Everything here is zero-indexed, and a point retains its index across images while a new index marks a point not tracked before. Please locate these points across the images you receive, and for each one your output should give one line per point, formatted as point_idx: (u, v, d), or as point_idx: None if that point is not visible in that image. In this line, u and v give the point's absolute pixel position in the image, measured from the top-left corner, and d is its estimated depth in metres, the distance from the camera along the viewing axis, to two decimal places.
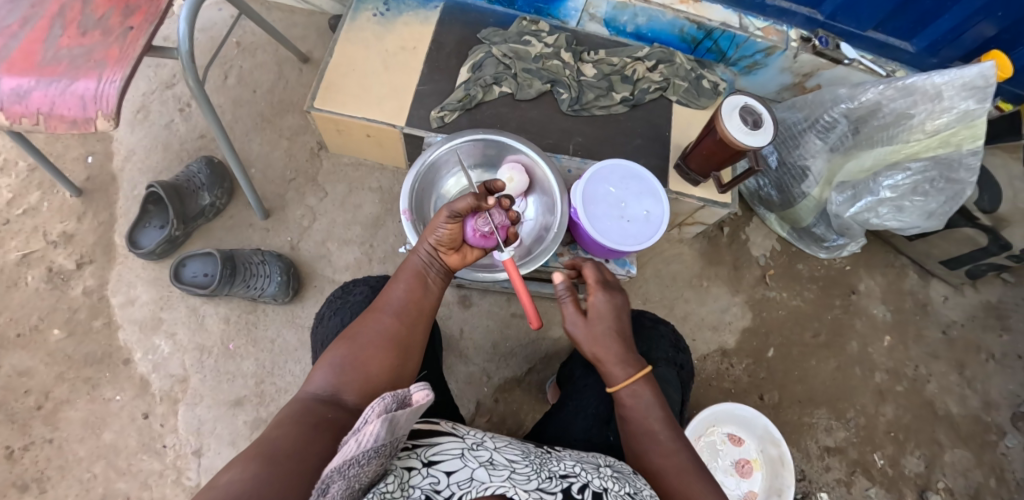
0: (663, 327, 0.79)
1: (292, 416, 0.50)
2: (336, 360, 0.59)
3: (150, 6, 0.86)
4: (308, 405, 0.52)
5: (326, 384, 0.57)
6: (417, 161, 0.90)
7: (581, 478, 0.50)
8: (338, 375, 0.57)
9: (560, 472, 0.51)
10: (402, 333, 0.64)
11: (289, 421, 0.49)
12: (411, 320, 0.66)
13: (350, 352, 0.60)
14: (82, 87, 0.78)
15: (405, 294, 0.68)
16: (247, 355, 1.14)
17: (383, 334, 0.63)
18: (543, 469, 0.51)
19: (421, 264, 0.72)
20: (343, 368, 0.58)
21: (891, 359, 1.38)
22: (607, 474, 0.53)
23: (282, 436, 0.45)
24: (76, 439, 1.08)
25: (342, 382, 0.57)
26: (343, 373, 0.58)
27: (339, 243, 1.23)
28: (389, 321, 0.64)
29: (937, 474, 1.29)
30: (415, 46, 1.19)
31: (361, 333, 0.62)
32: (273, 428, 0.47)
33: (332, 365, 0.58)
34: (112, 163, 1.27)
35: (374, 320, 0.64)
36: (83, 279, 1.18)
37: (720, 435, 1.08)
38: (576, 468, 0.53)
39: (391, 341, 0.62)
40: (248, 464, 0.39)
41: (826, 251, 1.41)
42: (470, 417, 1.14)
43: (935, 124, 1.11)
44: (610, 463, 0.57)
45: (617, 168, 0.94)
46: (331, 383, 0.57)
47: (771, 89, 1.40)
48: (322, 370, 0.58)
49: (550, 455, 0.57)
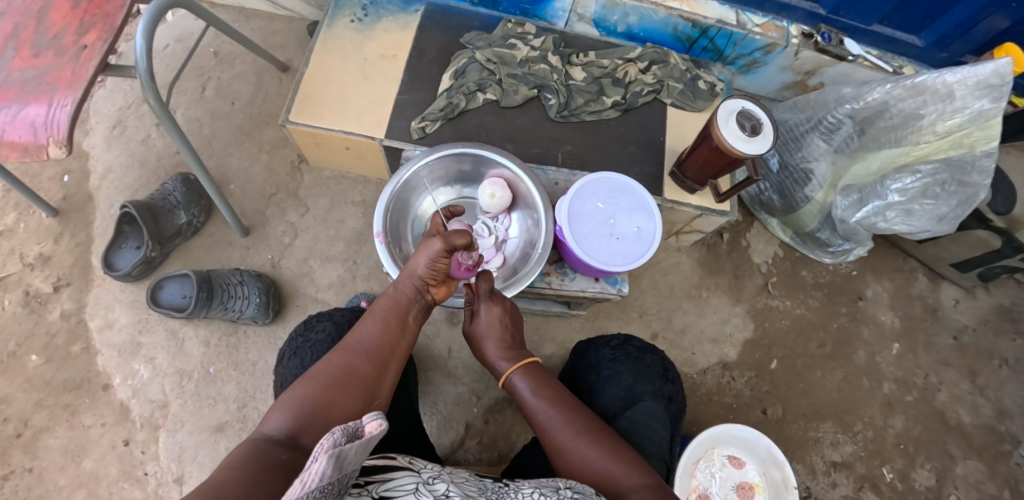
0: (650, 357, 0.74)
1: (244, 461, 0.41)
2: (296, 399, 0.51)
3: (106, 23, 0.82)
4: (262, 449, 0.43)
5: (283, 426, 0.48)
6: (392, 181, 0.85)
7: None
8: (297, 417, 0.49)
9: None
10: (371, 376, 0.58)
11: (239, 467, 0.39)
12: (382, 362, 0.60)
13: (314, 391, 0.52)
14: (32, 113, 0.75)
15: (376, 333, 0.63)
16: (228, 379, 1.11)
17: (351, 374, 0.56)
18: None
19: (397, 299, 0.67)
20: (305, 408, 0.50)
21: (899, 368, 1.32)
22: (566, 495, 0.51)
23: (230, 486, 0.36)
24: (56, 468, 1.05)
25: (302, 424, 0.49)
26: (304, 414, 0.50)
27: (322, 260, 1.19)
28: (358, 360, 0.58)
29: (950, 487, 1.23)
30: (395, 54, 1.14)
31: (325, 372, 0.55)
32: (220, 474, 0.38)
33: (292, 405, 0.50)
34: (89, 182, 1.24)
35: (341, 359, 0.58)
36: (60, 302, 1.15)
37: (720, 457, 1.03)
38: (533, 496, 0.52)
39: (358, 384, 0.56)
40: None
41: (831, 256, 1.35)
42: (459, 440, 1.10)
43: (946, 125, 1.04)
44: (569, 483, 0.54)
45: (605, 181, 0.88)
46: (288, 425, 0.48)
47: (771, 88, 1.34)
48: (278, 412, 0.50)
49: (508, 486, 0.55)
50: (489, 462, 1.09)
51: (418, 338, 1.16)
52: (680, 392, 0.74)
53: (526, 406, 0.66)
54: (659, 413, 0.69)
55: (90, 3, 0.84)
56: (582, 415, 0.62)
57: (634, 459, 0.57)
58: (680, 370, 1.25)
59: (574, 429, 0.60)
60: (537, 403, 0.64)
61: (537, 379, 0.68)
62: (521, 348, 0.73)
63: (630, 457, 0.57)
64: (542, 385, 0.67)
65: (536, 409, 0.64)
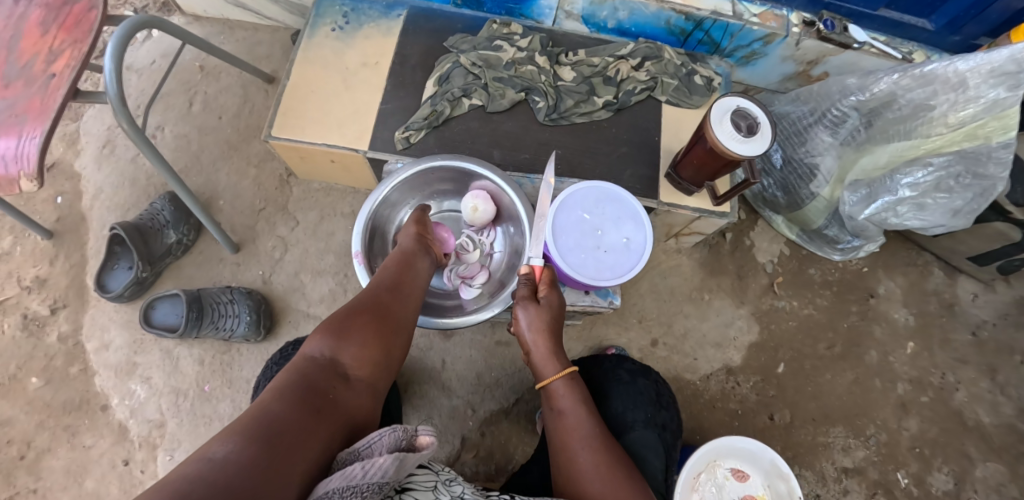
0: (642, 382, 0.72)
1: (290, 388, 0.44)
2: (333, 325, 0.54)
3: (75, 49, 0.81)
4: (306, 374, 0.47)
5: (324, 348, 0.51)
6: (368, 199, 0.82)
7: None
8: (336, 340, 0.52)
9: None
10: (397, 307, 0.61)
11: (287, 395, 0.43)
12: (403, 294, 0.64)
13: (348, 319, 0.55)
14: (3, 146, 0.74)
15: (395, 273, 0.66)
16: (223, 397, 1.11)
17: (379, 306, 0.59)
18: None
19: (407, 250, 0.72)
20: (342, 332, 0.53)
21: (914, 367, 1.27)
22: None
23: (282, 413, 0.40)
24: (58, 489, 1.06)
25: (342, 346, 0.52)
26: (342, 338, 0.53)
27: (313, 274, 1.18)
28: (383, 294, 0.61)
29: (969, 491, 1.18)
30: (377, 62, 1.11)
31: (356, 304, 0.58)
32: (269, 404, 0.41)
33: (331, 330, 0.53)
34: (81, 202, 1.24)
35: (366, 295, 0.61)
36: (57, 324, 1.16)
37: (723, 469, 1.00)
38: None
39: (387, 314, 0.59)
40: (249, 448, 0.35)
41: (840, 253, 1.30)
42: (455, 454, 1.08)
43: (959, 116, 0.98)
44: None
45: (591, 190, 0.84)
46: (328, 348, 0.51)
47: (773, 79, 1.28)
48: (316, 335, 0.53)
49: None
50: (486, 476, 1.07)
51: (412, 350, 1.14)
52: (675, 418, 0.72)
53: (563, 415, 0.62)
54: (651, 442, 0.66)
55: (59, 29, 0.82)
56: (615, 448, 0.58)
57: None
58: (682, 377, 1.21)
59: (605, 459, 0.56)
60: (580, 417, 0.61)
61: (579, 393, 0.64)
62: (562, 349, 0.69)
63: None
64: (581, 403, 0.63)
65: (575, 423, 0.61)
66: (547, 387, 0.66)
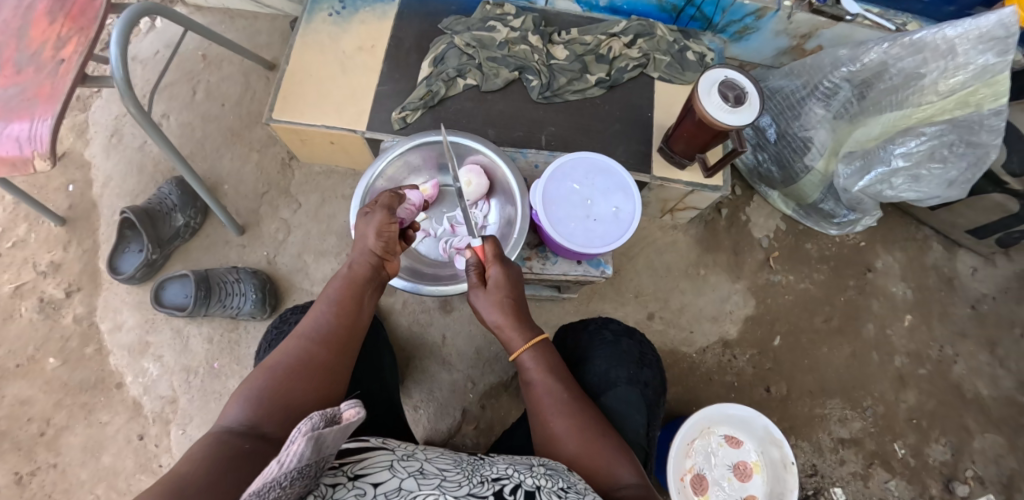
0: (626, 342, 0.74)
1: (202, 453, 0.43)
2: (252, 391, 0.51)
3: (81, 36, 0.85)
4: (218, 443, 0.45)
5: (242, 417, 0.49)
6: (364, 175, 0.85)
7: (514, 479, 0.47)
8: (254, 409, 0.50)
9: (492, 475, 0.48)
10: (330, 359, 0.57)
11: (197, 459, 0.42)
12: (340, 343, 0.59)
13: (271, 382, 0.52)
14: (16, 128, 0.78)
15: (331, 316, 0.61)
16: (232, 373, 1.15)
17: (308, 361, 0.55)
18: (475, 475, 0.48)
19: (354, 277, 0.65)
20: (262, 400, 0.51)
21: (912, 341, 1.27)
22: (539, 472, 0.50)
23: (186, 473, 0.39)
24: (78, 463, 1.11)
25: (260, 414, 0.50)
26: (261, 406, 0.50)
27: (316, 254, 1.21)
28: (314, 348, 0.57)
29: (966, 462, 1.19)
30: (373, 45, 1.13)
31: (283, 360, 0.55)
32: (179, 466, 0.41)
33: (249, 397, 0.51)
34: (92, 190, 1.28)
35: (297, 346, 0.57)
36: (72, 307, 1.20)
37: (717, 436, 1.03)
38: (507, 470, 0.49)
39: (318, 370, 0.55)
40: None
41: (836, 228, 1.30)
42: (456, 426, 1.12)
43: (950, 83, 0.99)
44: (543, 461, 0.53)
45: (581, 162, 0.86)
46: (248, 417, 0.49)
47: (767, 54, 1.28)
48: (236, 405, 0.50)
49: (483, 461, 0.53)
50: (486, 446, 1.10)
51: (413, 326, 1.17)
52: (658, 376, 0.74)
53: (535, 389, 0.64)
54: (633, 399, 0.69)
55: (66, 17, 0.86)
56: (587, 410, 0.61)
57: (627, 456, 0.58)
58: (679, 351, 1.23)
59: (577, 421, 0.60)
60: (547, 386, 0.63)
61: (549, 361, 0.66)
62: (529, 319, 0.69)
63: (623, 453, 0.58)
64: (553, 370, 0.65)
65: (544, 393, 0.63)
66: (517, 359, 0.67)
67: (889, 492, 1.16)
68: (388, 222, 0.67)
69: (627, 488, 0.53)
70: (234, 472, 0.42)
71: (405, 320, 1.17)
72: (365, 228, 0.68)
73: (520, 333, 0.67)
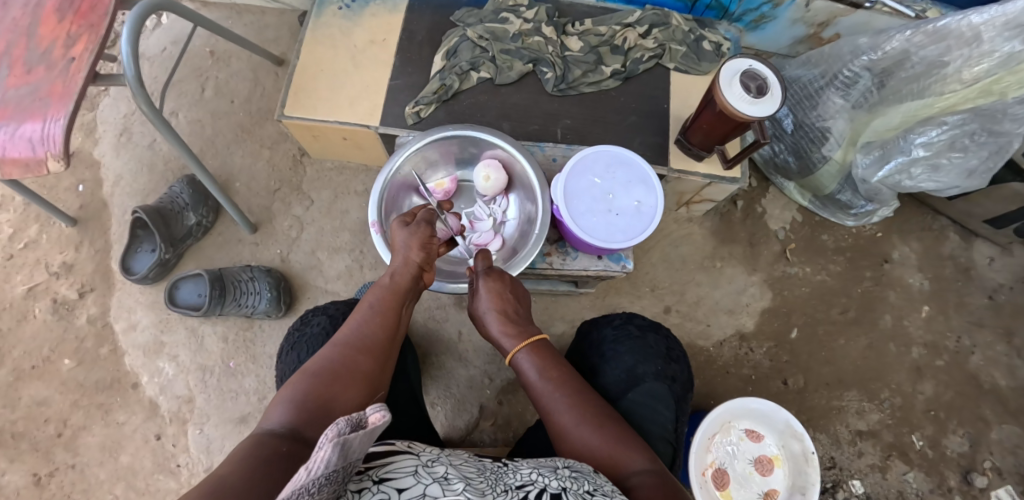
0: (652, 336, 0.73)
1: (245, 455, 0.40)
2: (294, 394, 0.50)
3: (92, 33, 0.83)
4: (261, 444, 0.43)
5: (284, 419, 0.48)
6: (383, 170, 0.84)
7: (539, 486, 0.46)
8: (297, 411, 0.49)
9: (517, 482, 0.47)
10: (372, 369, 0.58)
11: (239, 462, 0.39)
12: (380, 354, 0.61)
13: (315, 385, 0.52)
14: (29, 129, 0.77)
15: (372, 325, 0.63)
16: (247, 372, 1.15)
17: (351, 369, 0.56)
18: (499, 482, 0.46)
19: (395, 287, 0.68)
20: (305, 402, 0.50)
21: (929, 332, 1.26)
22: (564, 474, 0.48)
23: (233, 478, 0.36)
24: (96, 463, 1.11)
25: (302, 417, 0.48)
26: (305, 409, 0.49)
27: (329, 251, 1.21)
28: (357, 356, 0.58)
29: (984, 453, 1.19)
30: (385, 39, 1.12)
31: (322, 365, 0.55)
32: (221, 470, 0.38)
33: (292, 400, 0.50)
34: (102, 190, 1.27)
35: (339, 354, 0.57)
36: (86, 307, 1.19)
37: (736, 430, 1.02)
38: (532, 475, 0.48)
39: (360, 378, 0.56)
40: None
41: (853, 219, 1.28)
42: (474, 422, 1.11)
43: (974, 71, 0.97)
44: (567, 463, 0.52)
45: (601, 155, 0.85)
46: (289, 419, 0.48)
47: (783, 43, 1.27)
48: (278, 407, 0.49)
49: (506, 467, 0.51)
50: (504, 442, 1.10)
51: (428, 322, 1.17)
52: (685, 371, 0.73)
53: (532, 388, 0.63)
54: (662, 394, 0.68)
55: (76, 14, 0.84)
56: (593, 400, 0.60)
57: (637, 443, 0.56)
58: (695, 344, 1.22)
59: (577, 414, 0.58)
60: (542, 384, 0.62)
61: (543, 359, 0.65)
62: (524, 322, 0.70)
63: (631, 440, 0.56)
64: (549, 367, 0.64)
65: (541, 389, 0.62)
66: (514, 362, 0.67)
67: (907, 484, 1.16)
68: (429, 234, 0.73)
69: (637, 476, 0.51)
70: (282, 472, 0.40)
71: (421, 316, 1.17)
72: (407, 239, 0.72)
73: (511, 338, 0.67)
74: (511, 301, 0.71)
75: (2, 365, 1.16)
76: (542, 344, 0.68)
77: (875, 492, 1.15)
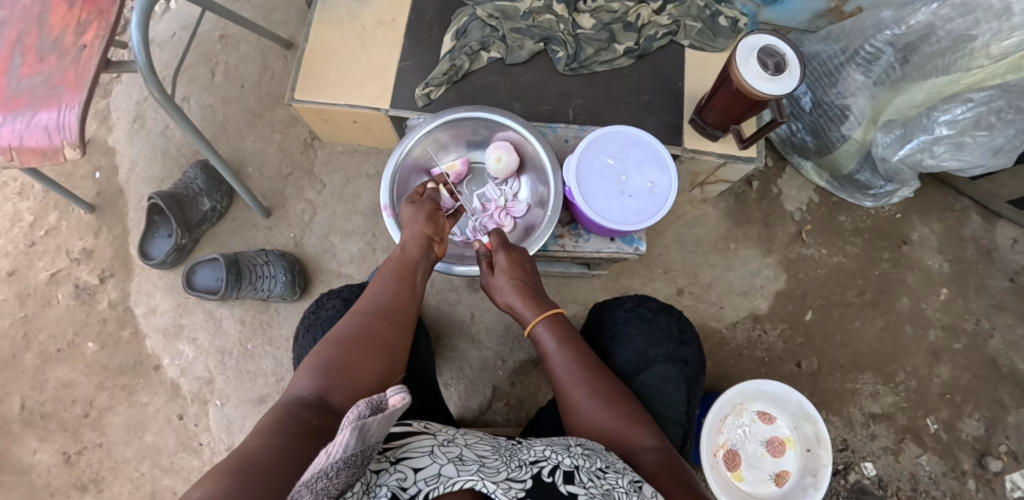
0: (663, 318, 0.73)
1: (274, 426, 0.42)
2: (317, 363, 0.52)
3: (101, 19, 0.83)
4: (291, 413, 0.45)
5: (310, 387, 0.49)
6: (394, 152, 0.84)
7: (552, 462, 0.45)
8: (321, 379, 0.50)
9: (530, 458, 0.46)
10: (392, 337, 0.58)
11: (269, 433, 0.41)
12: (399, 322, 0.61)
13: (336, 354, 0.53)
14: (44, 117, 0.78)
15: (390, 295, 0.63)
16: (264, 354, 1.18)
17: (372, 337, 0.56)
18: (513, 460, 0.46)
19: (405, 258, 0.68)
20: (328, 369, 0.51)
21: (947, 314, 1.24)
22: (576, 451, 0.49)
23: (263, 451, 0.37)
24: (122, 442, 1.15)
25: (327, 383, 0.50)
26: (327, 376, 0.50)
27: (342, 235, 1.22)
28: (377, 324, 0.59)
29: (999, 436, 1.17)
30: (393, 19, 1.10)
31: (343, 335, 0.56)
32: (249, 442, 0.39)
33: (316, 369, 0.51)
34: (118, 176, 1.29)
35: (359, 322, 0.58)
36: (107, 292, 1.22)
37: (749, 412, 1.03)
38: (545, 452, 0.48)
39: (379, 345, 0.56)
40: (226, 481, 0.32)
41: (872, 199, 1.25)
42: (487, 402, 1.13)
43: (1003, 46, 0.91)
44: (580, 440, 0.52)
45: (614, 136, 0.84)
46: (315, 386, 0.49)
47: (803, 18, 1.23)
48: (304, 376, 0.51)
49: (520, 445, 0.51)
50: (517, 422, 1.11)
51: (441, 304, 1.17)
52: (696, 354, 0.72)
53: (547, 359, 0.63)
54: (672, 376, 0.68)
55: (85, 1, 0.84)
56: (606, 377, 0.60)
57: (645, 420, 0.56)
58: (708, 326, 1.22)
59: (590, 389, 0.58)
60: (558, 358, 0.62)
61: (561, 333, 0.64)
62: (545, 297, 0.70)
63: (641, 417, 0.56)
64: (565, 340, 0.63)
65: (556, 362, 0.62)
66: (531, 332, 0.67)
67: (920, 467, 1.15)
68: (433, 209, 0.74)
69: (645, 452, 0.52)
70: (302, 446, 0.40)
71: (434, 298, 1.17)
72: (414, 215, 0.72)
73: (528, 309, 0.67)
74: (530, 278, 0.71)
75: (29, 348, 1.19)
76: (560, 317, 0.67)
77: (887, 475, 1.14)
